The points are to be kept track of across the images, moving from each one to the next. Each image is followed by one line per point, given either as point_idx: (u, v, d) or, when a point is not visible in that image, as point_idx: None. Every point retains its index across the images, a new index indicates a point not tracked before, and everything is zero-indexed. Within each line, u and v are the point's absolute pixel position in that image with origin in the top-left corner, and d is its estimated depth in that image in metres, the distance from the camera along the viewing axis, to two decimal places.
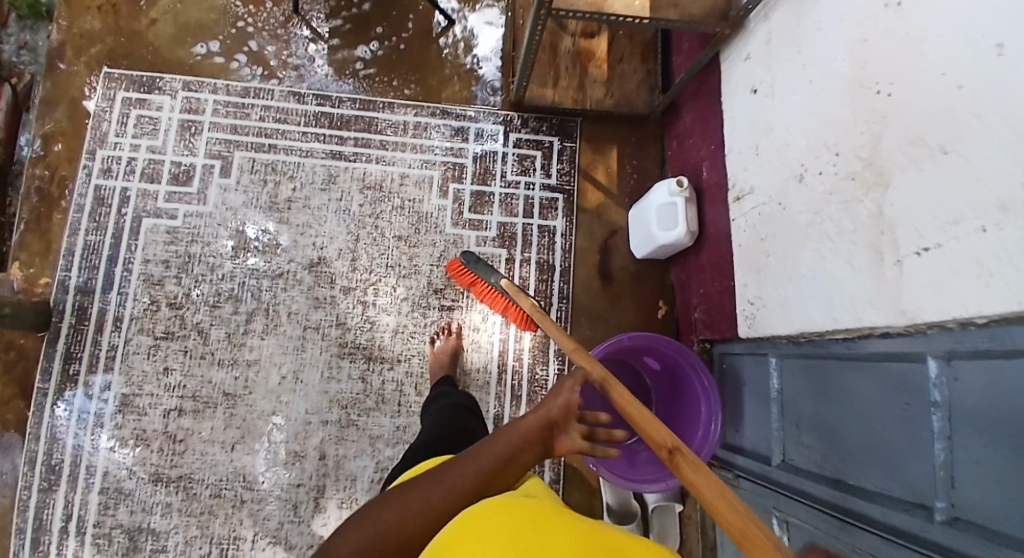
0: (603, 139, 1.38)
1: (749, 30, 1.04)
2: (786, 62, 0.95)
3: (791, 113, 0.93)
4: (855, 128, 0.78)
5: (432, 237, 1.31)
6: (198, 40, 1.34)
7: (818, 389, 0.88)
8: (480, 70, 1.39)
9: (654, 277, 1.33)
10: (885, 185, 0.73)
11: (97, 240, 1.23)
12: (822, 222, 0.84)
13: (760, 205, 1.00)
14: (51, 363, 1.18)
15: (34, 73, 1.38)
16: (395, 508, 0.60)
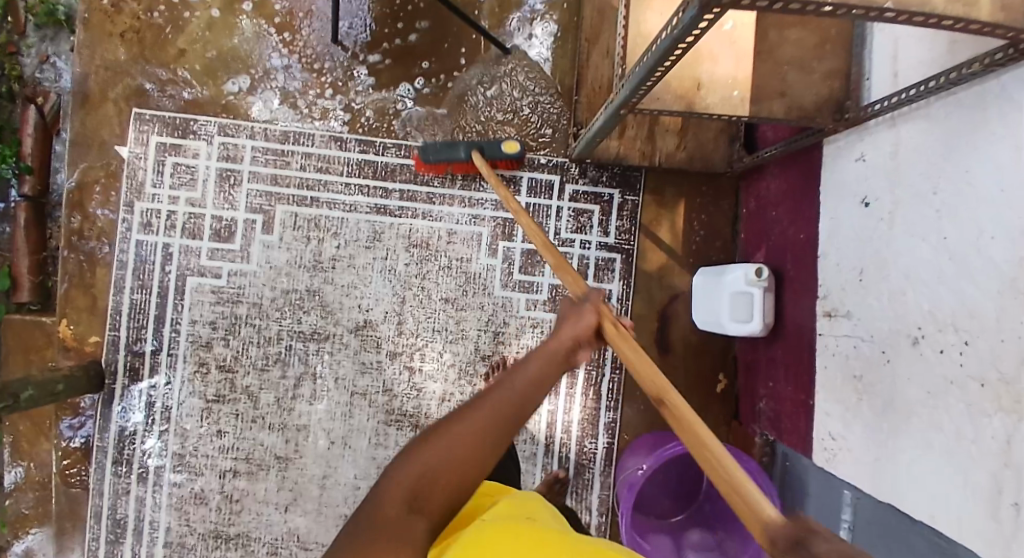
0: (670, 190, 1.25)
1: (870, 128, 0.83)
2: (911, 185, 0.75)
3: (911, 254, 0.75)
4: (996, 326, 0.62)
5: (480, 300, 1.25)
6: (231, 74, 1.22)
7: (891, 553, 0.79)
8: (537, 111, 1.25)
9: (715, 348, 1.25)
10: (1023, 417, 0.59)
11: (142, 299, 1.20)
12: (937, 404, 0.71)
13: (858, 336, 0.85)
14: (108, 422, 1.21)
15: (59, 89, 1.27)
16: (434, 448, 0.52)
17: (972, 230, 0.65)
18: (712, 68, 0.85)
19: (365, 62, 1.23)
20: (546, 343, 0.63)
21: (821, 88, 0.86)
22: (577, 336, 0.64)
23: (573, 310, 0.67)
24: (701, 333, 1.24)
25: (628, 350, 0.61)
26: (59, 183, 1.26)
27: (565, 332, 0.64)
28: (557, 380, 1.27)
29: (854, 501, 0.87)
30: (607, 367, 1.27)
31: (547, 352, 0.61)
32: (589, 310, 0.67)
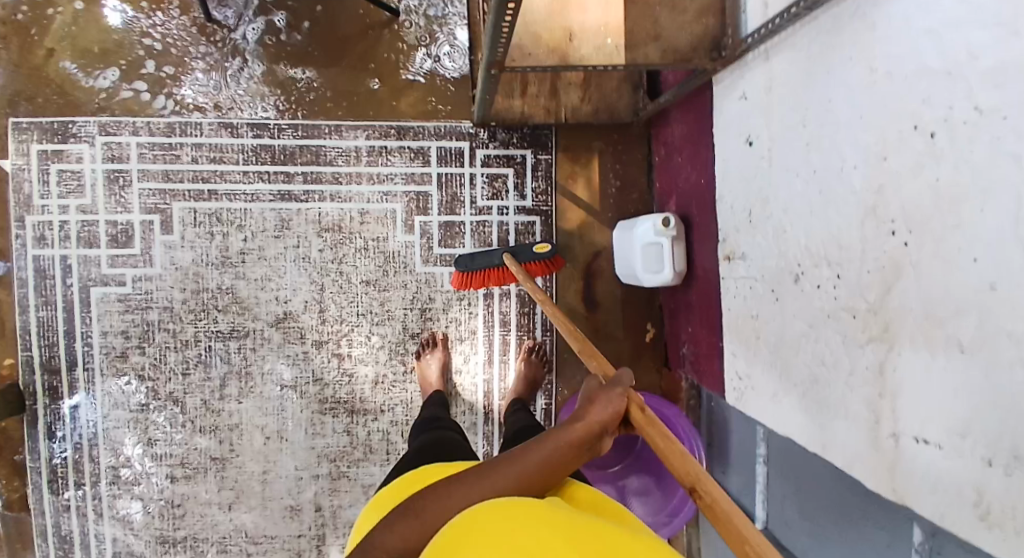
0: (581, 142, 1.21)
1: (746, 64, 0.79)
2: (784, 118, 0.72)
3: (789, 190, 0.73)
4: (863, 257, 0.61)
5: (403, 278, 1.22)
6: (101, 68, 1.15)
7: (801, 482, 0.80)
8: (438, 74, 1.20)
9: (641, 299, 1.23)
10: (890, 343, 0.59)
11: (49, 316, 1.17)
12: (817, 338, 0.70)
13: (752, 276, 0.84)
14: (36, 443, 1.18)
15: None
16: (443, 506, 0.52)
17: (837, 160, 0.63)
18: (581, 17, 0.81)
19: (247, 43, 1.16)
20: (573, 422, 0.64)
21: (695, 28, 0.82)
22: (604, 414, 0.65)
23: (605, 392, 0.67)
24: (625, 286, 1.23)
25: (654, 428, 0.61)
26: None
27: (594, 415, 0.64)
28: (489, 348, 1.25)
29: (767, 435, 0.87)
30: (539, 331, 1.26)
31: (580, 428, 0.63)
32: (620, 398, 0.66)
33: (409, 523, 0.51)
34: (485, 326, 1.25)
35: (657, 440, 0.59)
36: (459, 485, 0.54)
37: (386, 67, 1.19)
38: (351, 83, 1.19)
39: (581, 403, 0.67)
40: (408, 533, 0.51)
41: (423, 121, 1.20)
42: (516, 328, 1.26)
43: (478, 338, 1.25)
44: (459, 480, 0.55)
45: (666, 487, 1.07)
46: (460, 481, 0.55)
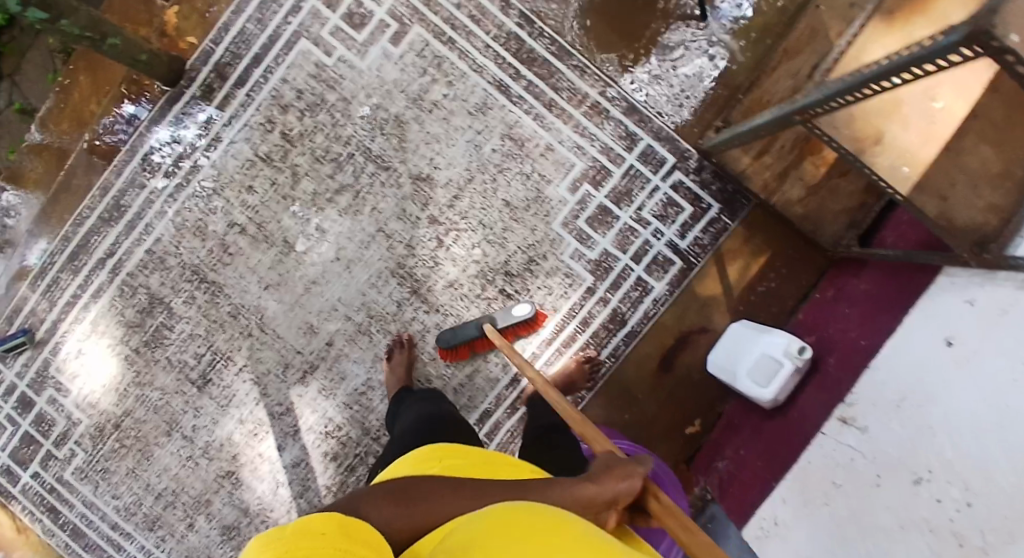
0: (764, 232, 1.18)
1: (998, 277, 0.79)
2: (999, 346, 0.72)
3: (958, 406, 0.73)
4: (1006, 510, 0.64)
5: (536, 223, 1.20)
6: None
7: None
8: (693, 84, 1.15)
9: (713, 392, 1.19)
10: None
11: (252, 32, 1.18)
12: (902, 540, 0.73)
13: (858, 451, 0.86)
14: (161, 119, 1.20)
15: None
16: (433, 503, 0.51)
17: None
18: (895, 133, 0.82)
19: None
20: (591, 481, 0.57)
21: (977, 218, 0.79)
22: (621, 489, 0.58)
23: (614, 467, 0.60)
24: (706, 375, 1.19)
25: (673, 518, 0.56)
26: None
27: (616, 473, 0.59)
28: (555, 332, 1.21)
29: None
30: (604, 352, 1.20)
31: (601, 491, 0.57)
32: (639, 480, 0.59)
33: (391, 510, 0.50)
34: (566, 314, 1.21)
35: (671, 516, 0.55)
36: (458, 493, 0.53)
37: (653, 29, 1.15)
38: (612, 19, 1.15)
39: (598, 470, 0.60)
40: (389, 518, 0.50)
41: (654, 114, 1.16)
42: (589, 334, 1.20)
43: (554, 316, 1.21)
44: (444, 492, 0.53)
45: None
46: (453, 491, 0.53)
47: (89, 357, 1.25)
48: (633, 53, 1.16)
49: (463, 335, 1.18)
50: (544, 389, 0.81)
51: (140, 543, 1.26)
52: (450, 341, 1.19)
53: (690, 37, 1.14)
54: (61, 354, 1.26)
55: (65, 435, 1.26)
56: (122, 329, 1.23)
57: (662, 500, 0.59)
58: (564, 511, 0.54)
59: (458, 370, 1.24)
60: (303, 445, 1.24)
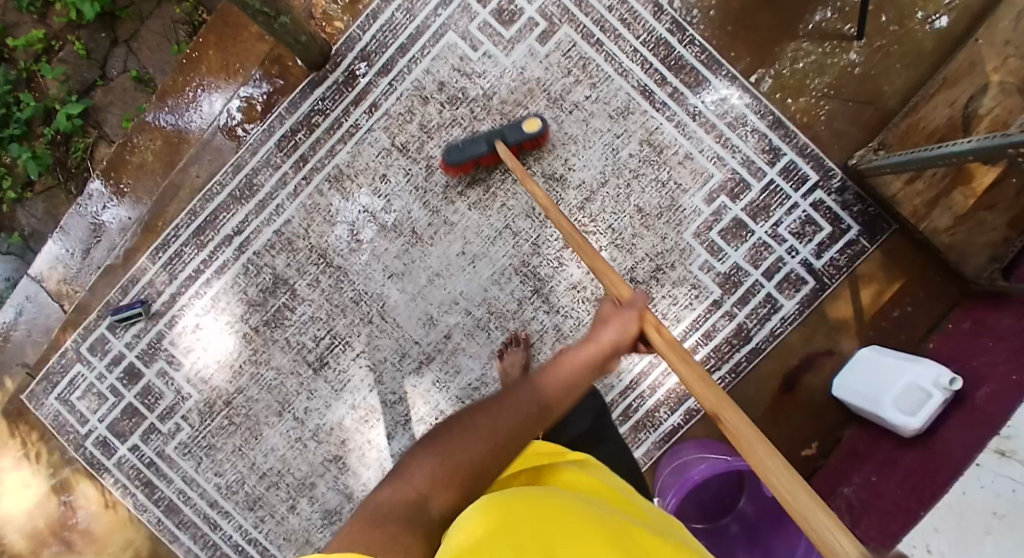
0: (900, 260, 1.17)
1: None
2: None
3: None
4: None
5: (666, 231, 1.18)
6: None
7: None
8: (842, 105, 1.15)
9: (833, 420, 1.19)
10: None
11: (400, 21, 1.20)
12: None
13: (1022, 485, 0.83)
14: (302, 101, 1.22)
15: None
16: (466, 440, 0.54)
17: None
18: None
19: None
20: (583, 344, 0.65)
21: None
22: (619, 345, 0.67)
23: (617, 314, 0.70)
24: (828, 399, 1.18)
25: (703, 386, 0.62)
26: None
27: (609, 333, 0.68)
28: (677, 342, 1.18)
29: None
30: (725, 365, 1.18)
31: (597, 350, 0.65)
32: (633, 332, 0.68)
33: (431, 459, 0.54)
34: (689, 325, 1.18)
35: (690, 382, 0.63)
36: (484, 436, 0.55)
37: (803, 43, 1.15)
38: (762, 33, 1.15)
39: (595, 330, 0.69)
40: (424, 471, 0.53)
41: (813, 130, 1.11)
42: (711, 347, 1.18)
43: (676, 326, 1.18)
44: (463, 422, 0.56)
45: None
46: (473, 430, 0.55)
47: (206, 332, 1.24)
48: (780, 66, 1.16)
49: (473, 147, 1.13)
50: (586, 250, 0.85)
51: (238, 523, 1.24)
52: (456, 155, 1.14)
53: (842, 54, 1.14)
54: (177, 327, 1.24)
55: (171, 410, 1.24)
56: (242, 307, 1.23)
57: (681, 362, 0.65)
58: (573, 388, 0.62)
59: None
60: (412, 436, 1.23)
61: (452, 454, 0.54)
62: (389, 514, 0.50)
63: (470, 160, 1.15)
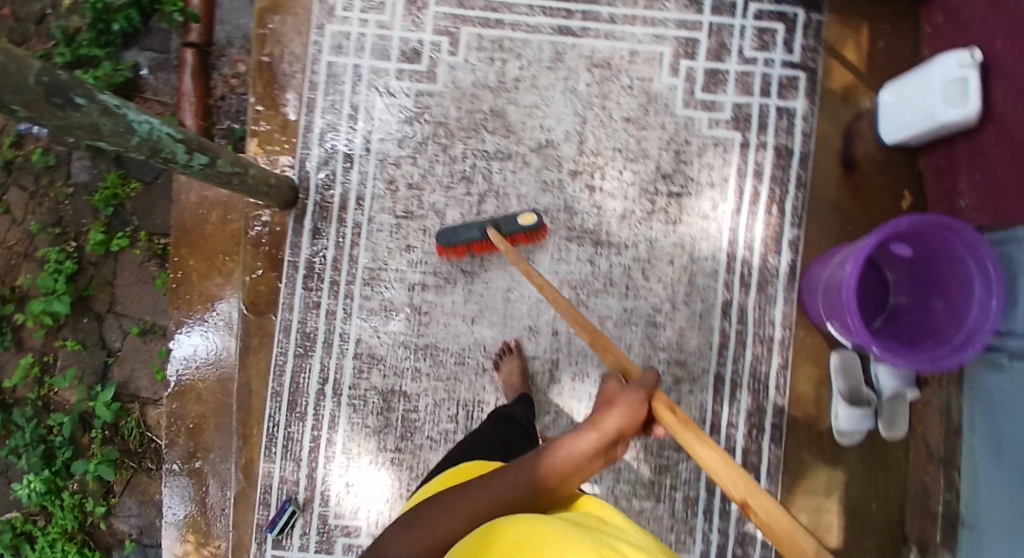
0: (852, 9, 1.23)
1: None
2: None
3: None
4: None
5: (662, 119, 1.23)
6: None
7: None
8: None
9: (902, 164, 1.21)
10: None
11: (333, 118, 1.24)
12: None
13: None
14: (299, 238, 1.24)
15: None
16: (427, 529, 0.65)
17: None
18: None
19: None
20: (584, 435, 0.72)
21: None
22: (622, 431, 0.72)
23: (622, 395, 0.73)
24: (884, 152, 1.22)
25: (673, 419, 0.69)
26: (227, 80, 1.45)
27: (607, 419, 0.72)
28: (738, 198, 1.21)
29: None
30: (790, 186, 1.21)
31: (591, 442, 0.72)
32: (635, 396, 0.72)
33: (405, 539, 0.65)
34: (737, 176, 1.21)
35: (676, 425, 0.68)
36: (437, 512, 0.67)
37: None
38: None
39: (596, 416, 0.74)
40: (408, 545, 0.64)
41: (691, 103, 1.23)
42: (769, 180, 1.21)
43: (728, 185, 1.21)
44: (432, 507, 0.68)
45: (949, 319, 1.05)
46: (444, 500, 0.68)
47: (359, 485, 1.22)
48: None
49: (465, 234, 1.16)
50: (578, 321, 0.87)
51: None
52: (450, 238, 1.17)
53: None
54: (332, 497, 1.22)
55: None
56: (374, 439, 1.22)
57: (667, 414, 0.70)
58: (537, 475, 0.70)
59: (678, 287, 1.20)
60: None
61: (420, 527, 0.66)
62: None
63: (462, 243, 1.18)
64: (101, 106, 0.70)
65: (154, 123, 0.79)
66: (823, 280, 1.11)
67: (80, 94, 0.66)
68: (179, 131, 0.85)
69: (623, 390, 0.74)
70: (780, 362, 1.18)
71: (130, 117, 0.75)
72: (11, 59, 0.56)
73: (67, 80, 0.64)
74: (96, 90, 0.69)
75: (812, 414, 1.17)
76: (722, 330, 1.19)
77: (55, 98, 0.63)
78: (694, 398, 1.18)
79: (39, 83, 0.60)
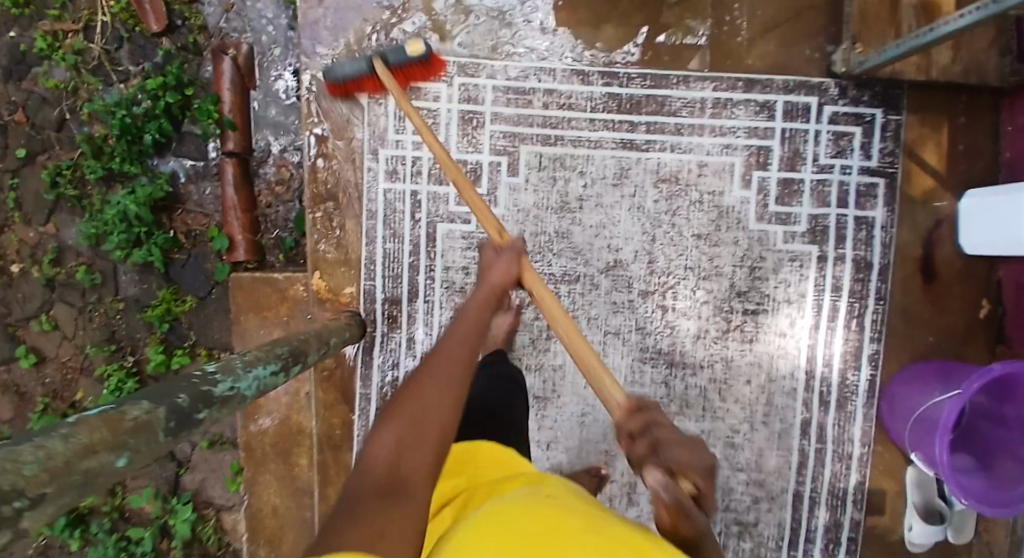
0: (931, 107, 1.17)
1: None
2: None
3: None
4: None
5: (734, 234, 1.18)
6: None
7: None
8: (772, 43, 1.17)
9: (981, 273, 1.19)
10: None
11: (396, 248, 1.19)
12: None
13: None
14: (370, 373, 1.21)
15: (247, 72, 1.37)
16: (399, 425, 0.60)
17: None
18: None
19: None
20: (480, 300, 0.78)
21: None
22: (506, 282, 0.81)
23: (499, 257, 0.82)
24: (964, 259, 1.19)
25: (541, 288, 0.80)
26: (275, 192, 1.40)
27: (495, 276, 0.81)
28: (815, 314, 1.19)
29: None
30: (870, 299, 1.18)
31: (483, 293, 0.78)
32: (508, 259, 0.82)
33: (381, 440, 0.60)
34: (815, 291, 1.18)
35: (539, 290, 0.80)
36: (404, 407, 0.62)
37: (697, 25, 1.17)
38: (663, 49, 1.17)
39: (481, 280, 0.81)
40: (386, 444, 0.59)
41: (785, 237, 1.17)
42: (847, 294, 1.18)
43: (805, 302, 1.18)
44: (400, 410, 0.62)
45: None
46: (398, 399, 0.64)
47: None
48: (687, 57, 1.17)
49: (349, 68, 1.08)
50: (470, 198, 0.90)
51: None
52: (336, 75, 1.10)
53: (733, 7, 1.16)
54: None
55: None
56: None
57: (696, 514, 0.56)
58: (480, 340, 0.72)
59: (755, 408, 1.20)
60: None
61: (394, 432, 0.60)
62: (357, 493, 0.55)
63: (352, 81, 1.11)
64: (219, 400, 0.66)
65: (260, 374, 0.76)
66: (915, 406, 1.11)
67: (200, 409, 0.61)
68: (277, 354, 0.83)
69: (507, 269, 0.81)
70: (859, 479, 1.20)
71: (242, 387, 0.71)
72: (140, 434, 0.51)
73: (188, 401, 0.60)
74: (210, 389, 0.65)
75: (887, 525, 1.22)
76: (801, 449, 1.20)
77: (183, 431, 0.58)
78: (773, 516, 1.21)
79: (167, 432, 0.55)
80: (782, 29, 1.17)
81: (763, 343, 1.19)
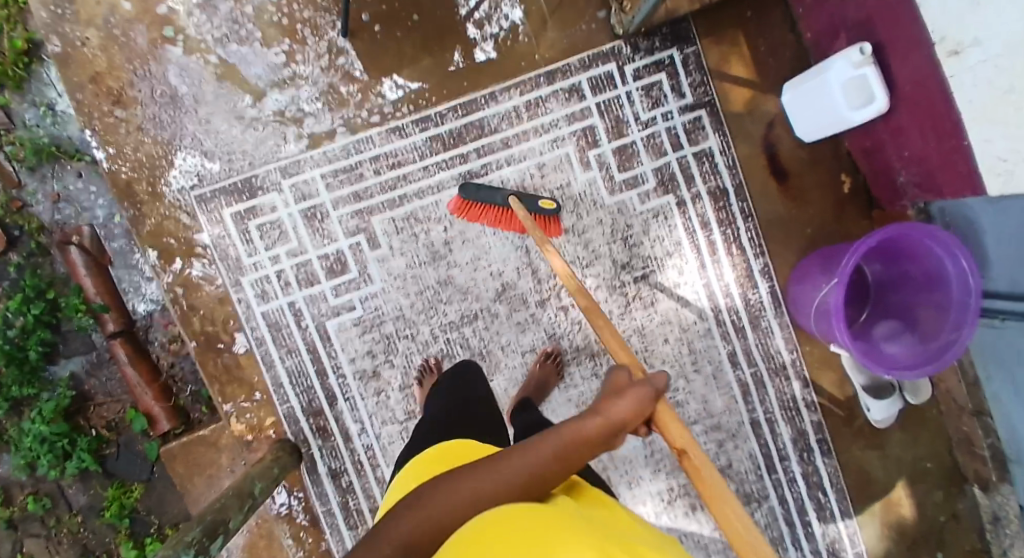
0: (720, 24, 1.22)
1: None
2: None
3: None
4: None
5: (597, 215, 1.21)
6: (251, 103, 1.18)
7: None
8: (555, 27, 1.20)
9: (830, 155, 1.24)
10: None
11: (297, 362, 1.21)
12: None
13: (994, 56, 0.86)
14: (323, 487, 1.21)
15: (95, 251, 1.36)
16: (433, 506, 0.55)
17: None
18: None
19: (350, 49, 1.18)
20: (592, 411, 0.66)
21: None
22: (630, 419, 0.67)
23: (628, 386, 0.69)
24: (808, 148, 1.23)
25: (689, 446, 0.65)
26: (172, 347, 1.40)
27: (617, 410, 0.66)
28: (698, 255, 1.23)
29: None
30: (739, 220, 1.23)
31: (595, 425, 0.65)
32: (641, 401, 0.67)
33: (409, 519, 0.54)
34: (688, 235, 1.22)
35: (684, 446, 0.65)
36: (456, 484, 0.57)
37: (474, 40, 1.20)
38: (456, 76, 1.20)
39: (602, 402, 0.68)
40: (410, 529, 0.54)
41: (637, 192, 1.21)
42: (718, 226, 1.22)
43: (684, 248, 1.22)
44: (471, 475, 0.57)
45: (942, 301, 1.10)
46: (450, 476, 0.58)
47: None
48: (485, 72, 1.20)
49: (488, 196, 1.13)
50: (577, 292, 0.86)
51: None
52: (477, 196, 1.15)
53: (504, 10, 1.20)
54: None
55: None
56: None
57: None
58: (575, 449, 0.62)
59: (683, 362, 1.23)
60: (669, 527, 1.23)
61: (424, 511, 0.55)
62: None
63: (480, 203, 1.16)
64: None
65: None
66: (810, 303, 1.15)
67: None
68: (187, 542, 0.81)
69: (639, 404, 0.67)
70: (801, 382, 1.25)
71: None
72: None
73: None
74: None
75: (847, 412, 1.26)
76: (739, 379, 1.24)
77: None
78: (742, 450, 1.24)
79: None
80: (557, 12, 1.20)
81: (663, 300, 1.22)
